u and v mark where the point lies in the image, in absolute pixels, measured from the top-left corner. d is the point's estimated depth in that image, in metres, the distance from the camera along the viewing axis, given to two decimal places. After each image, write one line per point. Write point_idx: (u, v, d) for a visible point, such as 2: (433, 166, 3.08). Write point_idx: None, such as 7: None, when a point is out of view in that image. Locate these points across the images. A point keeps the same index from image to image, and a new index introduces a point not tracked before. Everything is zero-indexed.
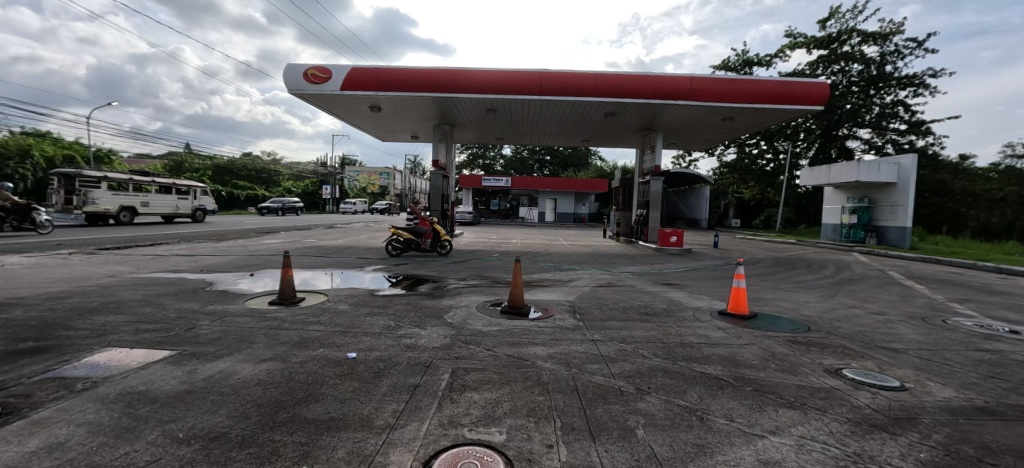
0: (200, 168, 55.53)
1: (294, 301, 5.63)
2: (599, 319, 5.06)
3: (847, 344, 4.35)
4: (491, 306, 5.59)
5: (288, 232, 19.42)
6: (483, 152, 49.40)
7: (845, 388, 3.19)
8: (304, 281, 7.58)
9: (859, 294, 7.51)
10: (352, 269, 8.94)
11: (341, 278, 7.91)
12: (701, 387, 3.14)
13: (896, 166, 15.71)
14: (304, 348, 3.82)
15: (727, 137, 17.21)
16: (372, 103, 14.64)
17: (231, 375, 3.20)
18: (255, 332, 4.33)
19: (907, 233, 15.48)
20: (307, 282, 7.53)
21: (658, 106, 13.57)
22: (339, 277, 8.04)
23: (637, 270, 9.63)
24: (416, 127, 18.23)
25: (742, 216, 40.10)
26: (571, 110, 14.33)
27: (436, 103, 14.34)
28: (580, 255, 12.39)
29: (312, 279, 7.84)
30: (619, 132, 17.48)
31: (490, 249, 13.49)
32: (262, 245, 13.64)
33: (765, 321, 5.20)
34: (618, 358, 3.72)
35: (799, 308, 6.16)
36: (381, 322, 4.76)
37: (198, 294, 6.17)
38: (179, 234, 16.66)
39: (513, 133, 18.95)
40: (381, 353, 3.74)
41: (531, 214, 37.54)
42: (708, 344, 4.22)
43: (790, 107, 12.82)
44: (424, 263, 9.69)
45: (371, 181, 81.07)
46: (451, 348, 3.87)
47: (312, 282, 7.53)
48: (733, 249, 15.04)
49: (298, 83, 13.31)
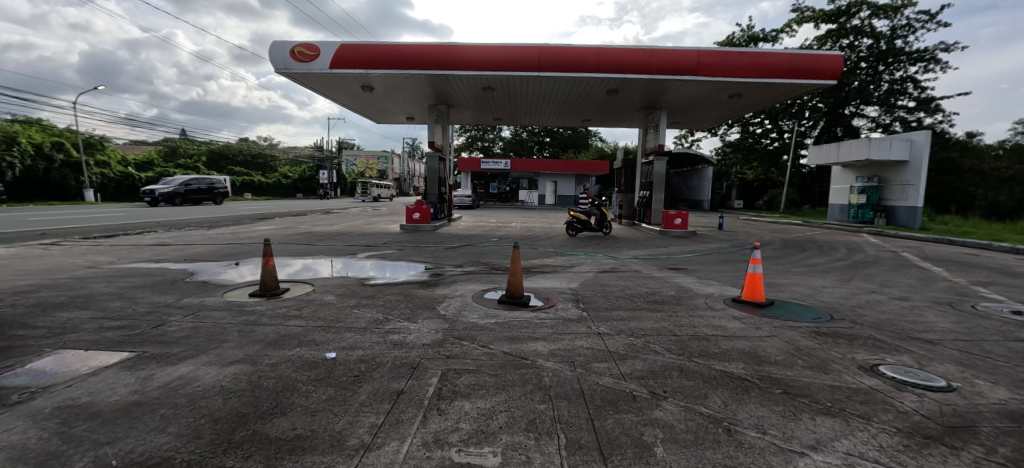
0: (196, 153, 54.98)
1: (276, 292, 5.24)
2: (604, 309, 4.70)
3: (876, 335, 3.98)
4: (488, 296, 5.21)
5: (282, 218, 18.94)
6: (482, 134, 48.55)
7: (886, 389, 2.83)
8: (295, 270, 7.15)
9: (875, 277, 7.13)
10: (344, 255, 8.53)
11: (333, 267, 7.42)
12: (724, 390, 2.77)
13: (909, 143, 15.16)
14: (279, 347, 3.44)
15: (733, 115, 16.60)
16: (364, 83, 14.03)
17: (191, 382, 2.82)
18: (229, 328, 3.96)
19: (918, 213, 15.05)
20: (297, 271, 7.09)
21: (663, 83, 12.93)
22: (331, 266, 7.55)
23: (641, 253, 9.26)
24: (410, 107, 17.62)
25: (745, 197, 39.49)
26: (571, 87, 13.69)
27: (429, 82, 13.71)
28: (582, 238, 11.99)
29: (304, 268, 7.38)
30: (621, 110, 16.83)
31: (489, 234, 13.11)
32: (254, 232, 13.22)
33: (783, 309, 4.84)
34: (628, 355, 3.34)
35: (816, 293, 5.79)
36: (367, 315, 4.38)
37: (176, 286, 5.78)
38: (172, 222, 16.27)
39: (511, 113, 18.28)
40: (364, 352, 3.36)
41: (531, 197, 37.13)
42: (726, 337, 3.84)
43: (802, 82, 12.22)
44: (419, 249, 9.27)
45: (369, 166, 80.42)
46: (442, 345, 3.49)
47: (304, 271, 7.10)
48: (738, 231, 14.63)
49: (285, 62, 12.68)
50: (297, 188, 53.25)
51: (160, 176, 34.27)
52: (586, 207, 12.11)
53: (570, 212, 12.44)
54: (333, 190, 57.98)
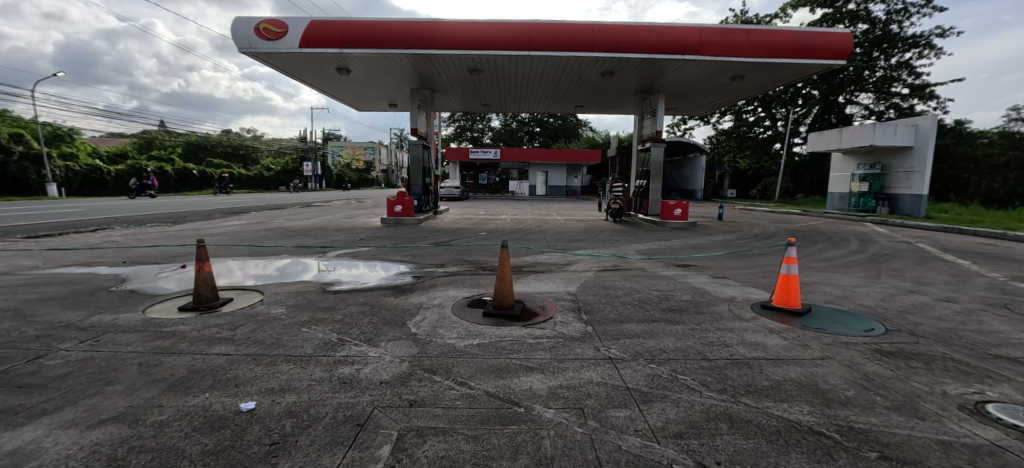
0: (172, 145, 52.62)
1: (214, 304, 4.33)
2: (613, 322, 3.84)
3: (952, 354, 3.22)
4: (471, 305, 4.31)
5: (256, 212, 17.69)
6: (471, 125, 47.31)
7: (1017, 447, 2.05)
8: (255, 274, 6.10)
9: (905, 274, 6.40)
10: (311, 255, 7.55)
11: (300, 270, 6.35)
12: (799, 457, 1.94)
13: (914, 128, 14.56)
14: (183, 394, 2.50)
15: (732, 100, 15.86)
16: (340, 64, 12.89)
17: (24, 461, 1.91)
18: (129, 362, 3.01)
19: (924, 201, 14.49)
20: (255, 275, 6.02)
21: (661, 63, 12.03)
22: (298, 268, 6.48)
23: (643, 247, 8.46)
24: (392, 93, 16.51)
25: (737, 186, 39.03)
26: (562, 68, 12.72)
27: (410, 63, 12.61)
28: (577, 231, 11.14)
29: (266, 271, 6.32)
30: (616, 95, 15.91)
31: (476, 227, 12.18)
32: (222, 228, 12.11)
33: (825, 317, 4.05)
34: (654, 395, 2.50)
35: (851, 296, 5.03)
36: (316, 336, 3.47)
37: (95, 298, 4.77)
38: (131, 217, 14.88)
39: (499, 98, 17.25)
40: (296, 399, 2.46)
41: (521, 188, 36.15)
42: (771, 361, 3.03)
43: (809, 63, 11.44)
44: (398, 246, 8.32)
45: (356, 157, 78.62)
46: (406, 384, 2.61)
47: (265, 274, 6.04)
48: (738, 221, 13.94)
49: (249, 40, 11.48)
50: (279, 180, 51.41)
51: (131, 169, 32.44)
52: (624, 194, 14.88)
53: (614, 199, 14.95)
54: (318, 182, 56.39)
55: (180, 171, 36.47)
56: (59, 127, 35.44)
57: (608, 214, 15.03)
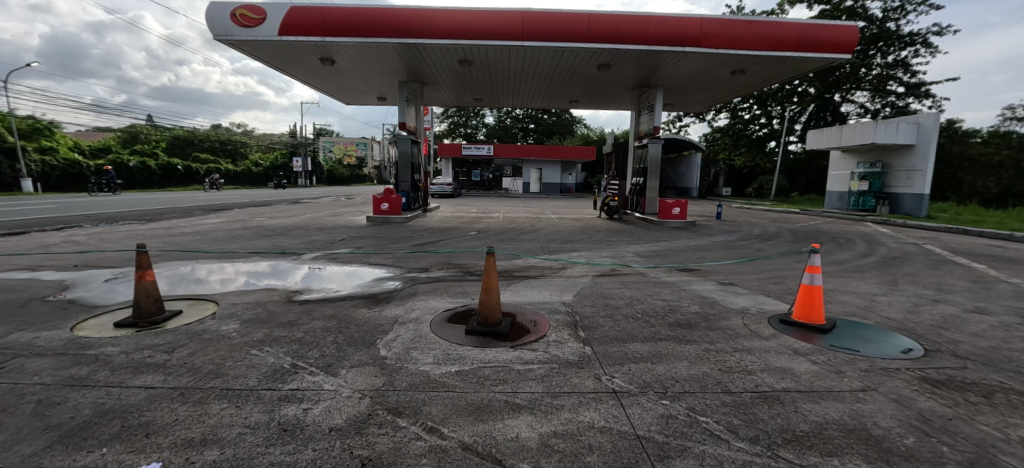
0: (158, 139, 51.28)
1: (159, 319, 3.76)
2: (615, 342, 3.34)
3: (1012, 384, 2.76)
4: (456, 318, 3.80)
5: (238, 209, 16.92)
6: (465, 121, 46.58)
7: None
8: (215, 282, 5.40)
9: (922, 280, 5.99)
10: (284, 257, 6.95)
11: (268, 277, 5.65)
12: None
13: (916, 126, 14.22)
14: (73, 450, 1.96)
15: (731, 95, 15.44)
16: (324, 54, 12.24)
17: None
18: (27, 400, 2.44)
19: (925, 201, 14.20)
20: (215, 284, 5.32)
21: (661, 56, 11.53)
22: (267, 275, 5.79)
23: (642, 249, 7.99)
24: (380, 85, 15.86)
25: (733, 184, 38.80)
26: (557, 60, 12.17)
27: (397, 53, 11.97)
28: (572, 231, 10.66)
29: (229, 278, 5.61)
30: (612, 89, 15.41)
31: (467, 226, 11.66)
32: (196, 226, 11.39)
33: (852, 334, 3.59)
34: (674, 449, 1.98)
35: (874, 306, 4.60)
36: (265, 362, 2.92)
37: (24, 311, 4.17)
38: (102, 215, 14.04)
39: (492, 92, 16.67)
40: (218, 457, 1.91)
41: (515, 185, 35.63)
42: (805, 396, 2.54)
43: (814, 56, 11.01)
44: (380, 248, 7.72)
45: (348, 153, 77.60)
46: (362, 434, 2.07)
47: (226, 283, 5.35)
48: (738, 221, 13.54)
49: (225, 27, 10.77)
50: (268, 176, 50.27)
51: (112, 164, 31.30)
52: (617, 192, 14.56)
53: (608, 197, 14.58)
54: (309, 178, 55.49)
55: (164, 166, 35.36)
56: (37, 120, 34.12)
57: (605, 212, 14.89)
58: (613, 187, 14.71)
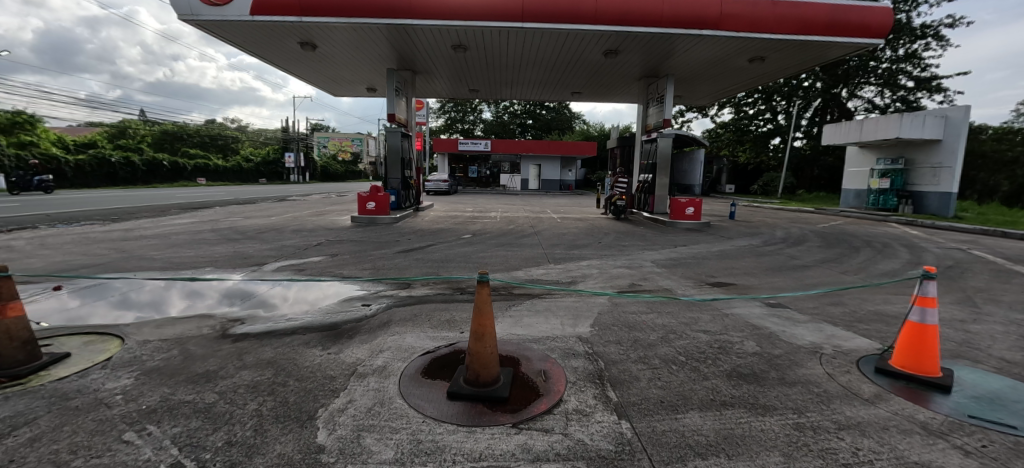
0: (146, 134, 49.60)
1: (27, 368, 2.73)
2: (663, 413, 2.31)
3: None
4: (440, 366, 2.80)
5: (218, 208, 15.76)
6: (462, 116, 45.55)
7: None
8: (158, 307, 4.36)
9: (1003, 298, 4.98)
10: (244, 268, 5.92)
11: (222, 304, 4.50)
12: None
13: (943, 120, 13.24)
14: None
15: (744, 86, 14.46)
16: (304, 38, 11.13)
17: None
18: None
19: (952, 200, 13.24)
20: (155, 310, 4.26)
21: (675, 40, 10.47)
22: (224, 300, 4.64)
23: (660, 256, 7.00)
24: (368, 74, 14.73)
25: (736, 181, 37.87)
26: (560, 45, 11.09)
27: (384, 35, 10.86)
28: (578, 233, 9.65)
29: (176, 302, 4.55)
30: (617, 79, 14.38)
31: (461, 228, 10.63)
32: (161, 227, 10.26)
33: (985, 393, 2.59)
34: None
35: (973, 341, 3.61)
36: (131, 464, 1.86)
37: None
38: (62, 215, 12.83)
39: (489, 83, 15.60)
40: None
41: (513, 182, 34.45)
42: None
43: (842, 42, 9.99)
44: (359, 256, 6.68)
45: (343, 149, 76.18)
46: None
47: (167, 308, 4.27)
48: (754, 221, 12.57)
49: (190, 5, 9.62)
50: (260, 172, 48.86)
51: (94, 159, 29.71)
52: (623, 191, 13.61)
53: (614, 197, 13.63)
54: (301, 175, 54.04)
55: (149, 162, 33.89)
56: (17, 113, 32.71)
57: (611, 212, 13.88)
58: (619, 185, 13.74)
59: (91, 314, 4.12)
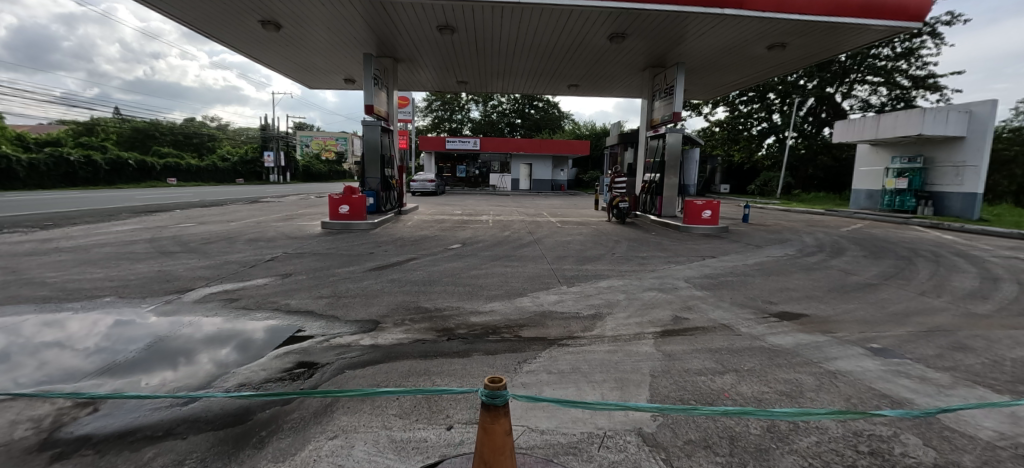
0: (114, 132, 46.66)
1: None
2: None
3: None
4: None
5: (173, 211, 13.94)
6: (449, 115, 44.03)
7: None
8: (136, 310, 4.07)
9: None
10: (162, 296, 4.48)
11: (199, 309, 4.11)
12: None
13: (966, 116, 12.39)
14: None
15: (756, 78, 13.38)
16: (265, 17, 9.65)
17: None
18: None
19: (978, 200, 12.37)
20: (137, 312, 4.05)
21: (692, 20, 9.18)
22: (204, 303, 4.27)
23: (692, 272, 5.77)
24: (344, 62, 13.29)
25: (730, 181, 37.28)
26: (560, 26, 9.83)
27: (359, 14, 9.40)
28: (584, 241, 8.42)
29: (161, 301, 4.35)
30: (620, 70, 13.19)
31: (448, 234, 9.30)
32: (91, 236, 8.60)
33: None
34: None
35: None
36: None
37: None
38: None
39: (478, 73, 14.29)
40: None
41: (503, 182, 32.91)
42: None
43: (878, 24, 8.84)
44: (317, 277, 5.25)
45: (327, 149, 74.04)
46: None
47: (143, 313, 3.99)
48: (771, 225, 11.48)
49: None
50: (237, 171, 46.42)
51: (49, 157, 27.18)
52: (624, 192, 12.39)
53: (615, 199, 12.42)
54: (281, 174, 51.79)
55: (112, 160, 31.36)
56: None
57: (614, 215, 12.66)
58: (619, 185, 12.56)
59: (68, 317, 3.88)
